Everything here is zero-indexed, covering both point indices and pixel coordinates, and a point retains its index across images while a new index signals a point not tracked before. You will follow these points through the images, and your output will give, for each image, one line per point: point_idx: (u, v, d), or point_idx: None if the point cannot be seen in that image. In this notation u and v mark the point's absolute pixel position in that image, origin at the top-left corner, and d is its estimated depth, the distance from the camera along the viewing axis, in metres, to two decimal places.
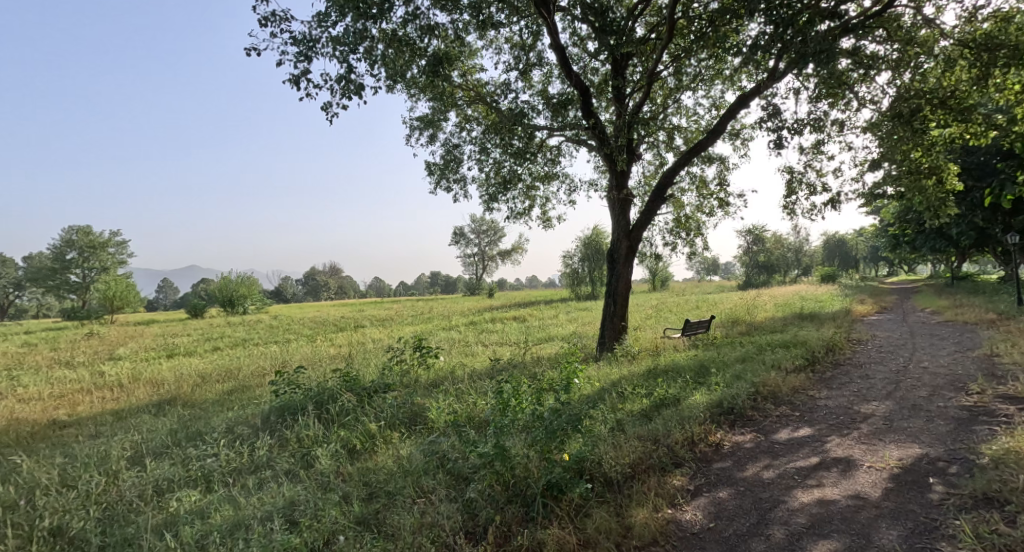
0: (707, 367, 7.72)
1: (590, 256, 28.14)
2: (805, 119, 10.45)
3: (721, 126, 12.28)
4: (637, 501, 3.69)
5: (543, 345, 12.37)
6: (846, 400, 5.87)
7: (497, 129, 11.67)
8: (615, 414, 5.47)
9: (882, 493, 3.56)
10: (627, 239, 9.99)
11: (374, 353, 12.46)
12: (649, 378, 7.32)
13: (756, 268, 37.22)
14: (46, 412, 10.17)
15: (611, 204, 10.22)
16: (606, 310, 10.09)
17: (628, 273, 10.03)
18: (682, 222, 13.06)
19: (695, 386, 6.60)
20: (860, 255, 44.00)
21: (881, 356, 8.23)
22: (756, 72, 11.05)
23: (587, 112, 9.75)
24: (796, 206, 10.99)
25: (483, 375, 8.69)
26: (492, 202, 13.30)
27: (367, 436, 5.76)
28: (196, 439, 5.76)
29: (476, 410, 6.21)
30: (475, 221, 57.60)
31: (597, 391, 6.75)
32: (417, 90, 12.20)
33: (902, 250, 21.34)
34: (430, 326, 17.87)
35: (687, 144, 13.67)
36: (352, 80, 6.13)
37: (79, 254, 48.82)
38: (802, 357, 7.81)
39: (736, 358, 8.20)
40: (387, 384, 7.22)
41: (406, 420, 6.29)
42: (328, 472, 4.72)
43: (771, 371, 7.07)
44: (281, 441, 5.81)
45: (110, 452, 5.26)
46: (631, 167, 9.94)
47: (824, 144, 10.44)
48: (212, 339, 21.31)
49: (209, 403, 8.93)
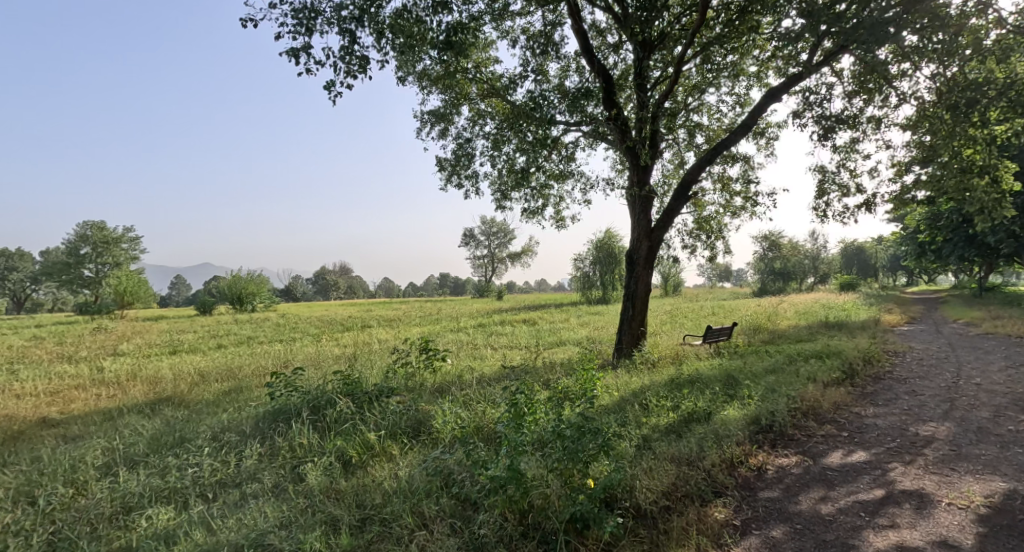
0: (735, 378, 7.13)
1: (603, 260, 27.55)
2: (839, 115, 9.85)
3: (747, 123, 11.68)
4: (676, 541, 3.15)
5: (555, 349, 11.84)
6: (898, 420, 5.28)
7: (512, 124, 11.20)
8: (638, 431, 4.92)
9: (975, 542, 3.00)
10: (648, 240, 9.42)
11: (379, 355, 11.95)
12: (674, 389, 6.74)
13: (772, 275, 36.37)
14: (37, 410, 9.77)
15: (632, 201, 9.63)
16: (624, 314, 9.51)
17: (648, 275, 9.46)
18: (702, 224, 12.48)
19: (725, 399, 6.02)
20: (880, 263, 43.08)
21: (926, 370, 7.59)
22: (786, 67, 10.49)
23: (608, 105, 9.25)
24: (827, 208, 10.39)
25: (493, 381, 8.14)
26: (504, 200, 12.83)
27: (365, 447, 5.26)
28: (180, 444, 5.30)
29: (486, 421, 5.68)
30: (486, 222, 57.23)
31: (617, 403, 6.19)
32: (428, 82, 11.79)
33: (928, 260, 20.50)
34: (438, 327, 17.34)
35: (709, 143, 13.09)
36: (356, 55, 5.63)
37: (92, 250, 48.92)
38: (839, 369, 7.20)
39: (765, 369, 7.59)
40: (390, 388, 6.73)
41: (408, 431, 5.79)
42: (319, 491, 4.23)
43: (808, 385, 6.46)
44: (271, 450, 5.31)
45: (82, 458, 4.81)
46: (654, 163, 9.37)
47: (859, 142, 9.81)
48: (216, 337, 20.94)
49: (203, 404, 8.47)
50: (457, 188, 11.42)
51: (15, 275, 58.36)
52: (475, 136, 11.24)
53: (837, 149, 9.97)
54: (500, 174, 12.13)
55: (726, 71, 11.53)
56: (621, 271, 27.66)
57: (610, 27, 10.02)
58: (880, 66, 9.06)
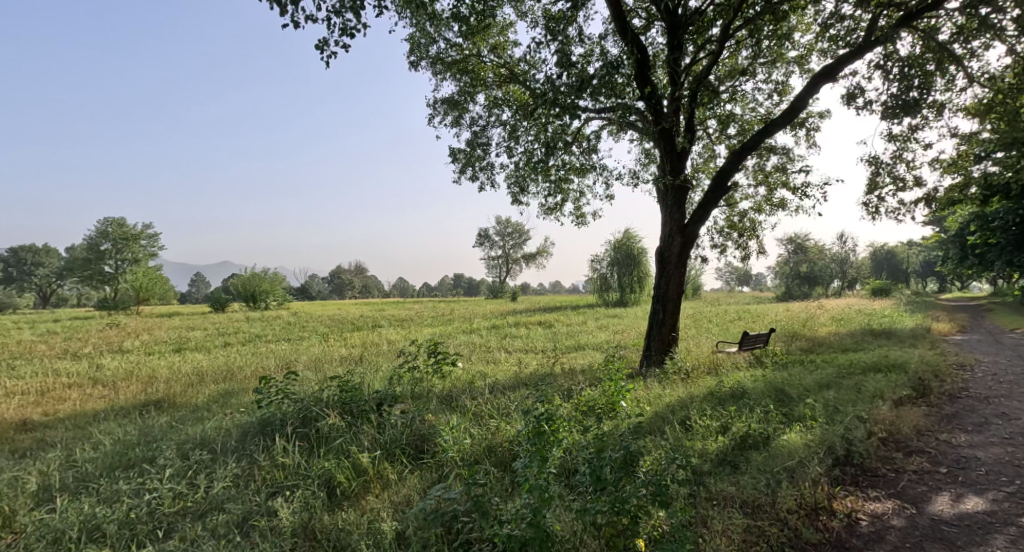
0: (785, 393, 6.21)
1: (621, 261, 26.53)
2: (893, 101, 8.74)
3: (788, 112, 10.69)
4: None
5: (575, 354, 10.99)
6: (1005, 454, 4.33)
7: (531, 111, 10.38)
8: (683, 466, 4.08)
9: None
10: (682, 236, 8.51)
11: (385, 357, 11.15)
12: (716, 406, 5.84)
13: (797, 280, 35.03)
14: (22, 412, 9.16)
15: (665, 192, 8.71)
16: (654, 317, 8.62)
17: (681, 276, 8.56)
18: (734, 221, 11.50)
19: (781, 420, 5.11)
20: (911, 269, 41.37)
21: (1007, 388, 6.59)
22: (834, 48, 9.51)
23: (641, 82, 8.31)
24: (879, 204, 9.37)
25: (507, 390, 7.29)
26: (521, 195, 12.00)
27: (356, 473, 4.50)
28: (143, 461, 4.61)
29: (498, 445, 4.86)
30: (501, 222, 56.46)
31: (650, 424, 5.34)
32: (442, 66, 11.01)
33: (971, 264, 19.09)
34: (451, 329, 16.52)
35: (743, 135, 12.12)
36: (352, 7, 4.96)
37: (112, 246, 49.13)
38: (907, 385, 6.23)
39: (818, 382, 6.65)
40: (393, 396, 5.96)
41: (408, 451, 5.00)
42: (297, 533, 3.49)
43: (878, 404, 5.52)
44: (250, 470, 4.59)
45: (18, 483, 4.16)
46: (691, 149, 8.44)
47: (919, 130, 8.72)
48: (222, 336, 20.28)
49: (191, 410, 7.77)
50: (471, 180, 10.62)
51: (40, 270, 59.19)
52: (491, 125, 10.44)
53: (892, 138, 8.88)
54: (518, 167, 11.32)
55: (763, 57, 10.68)
56: (641, 273, 26.54)
57: (639, 5, 9.16)
58: (944, 44, 8.06)
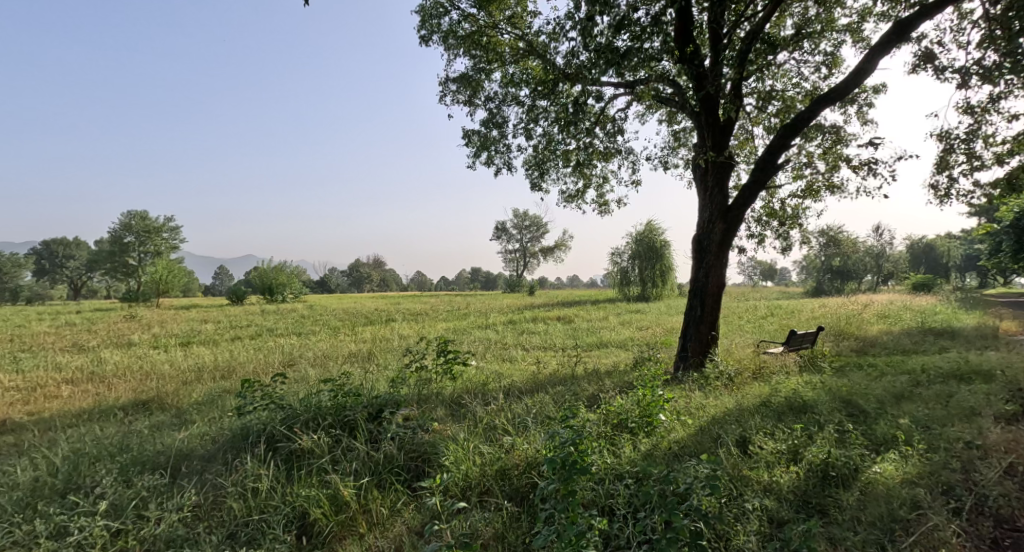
0: (856, 408, 5.18)
1: (644, 253, 25.39)
2: (971, 67, 7.56)
3: (841, 86, 9.48)
4: None
5: (598, 353, 10.03)
6: None
7: (551, 86, 9.39)
8: (750, 515, 3.16)
9: None
10: (723, 222, 7.46)
11: (393, 355, 10.31)
12: (777, 421, 4.86)
13: (829, 274, 33.45)
14: (5, 411, 8.52)
15: (705, 171, 7.65)
16: (690, 314, 7.65)
17: (722, 266, 7.54)
18: (774, 208, 10.40)
19: (866, 444, 4.11)
20: (950, 262, 39.26)
21: None
22: (898, 9, 8.32)
23: (682, 42, 7.22)
24: (946, 186, 8.22)
25: (525, 395, 6.35)
26: (540, 180, 11.05)
27: (337, 505, 3.70)
28: (85, 486, 3.87)
29: (515, 472, 3.98)
30: (520, 215, 55.45)
31: (697, 444, 4.39)
32: (455, 40, 10.02)
33: None
34: (465, 324, 15.60)
35: (785, 114, 10.92)
36: None
37: (136, 239, 49.29)
38: (1007, 399, 5.17)
39: (892, 393, 5.61)
40: (393, 404, 5.07)
41: (401, 476, 4.11)
42: None
43: (982, 422, 4.49)
44: (213, 497, 3.80)
45: None
46: (738, 120, 7.38)
47: (1002, 100, 7.53)
48: (234, 328, 19.74)
49: (173, 413, 6.98)
50: (486, 165, 9.70)
51: (71, 262, 60.19)
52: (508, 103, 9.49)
53: (969, 110, 7.72)
54: (537, 150, 10.36)
55: (812, 23, 9.54)
56: (664, 266, 25.29)
57: None
58: None
